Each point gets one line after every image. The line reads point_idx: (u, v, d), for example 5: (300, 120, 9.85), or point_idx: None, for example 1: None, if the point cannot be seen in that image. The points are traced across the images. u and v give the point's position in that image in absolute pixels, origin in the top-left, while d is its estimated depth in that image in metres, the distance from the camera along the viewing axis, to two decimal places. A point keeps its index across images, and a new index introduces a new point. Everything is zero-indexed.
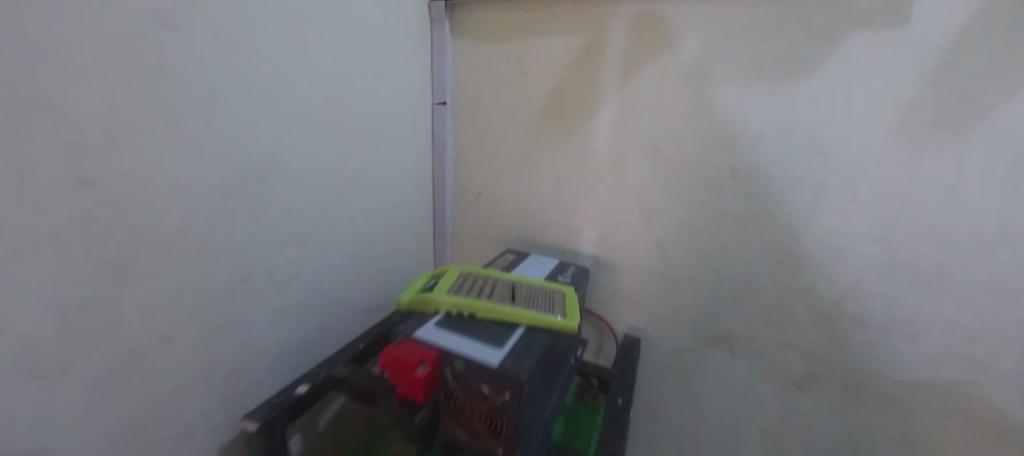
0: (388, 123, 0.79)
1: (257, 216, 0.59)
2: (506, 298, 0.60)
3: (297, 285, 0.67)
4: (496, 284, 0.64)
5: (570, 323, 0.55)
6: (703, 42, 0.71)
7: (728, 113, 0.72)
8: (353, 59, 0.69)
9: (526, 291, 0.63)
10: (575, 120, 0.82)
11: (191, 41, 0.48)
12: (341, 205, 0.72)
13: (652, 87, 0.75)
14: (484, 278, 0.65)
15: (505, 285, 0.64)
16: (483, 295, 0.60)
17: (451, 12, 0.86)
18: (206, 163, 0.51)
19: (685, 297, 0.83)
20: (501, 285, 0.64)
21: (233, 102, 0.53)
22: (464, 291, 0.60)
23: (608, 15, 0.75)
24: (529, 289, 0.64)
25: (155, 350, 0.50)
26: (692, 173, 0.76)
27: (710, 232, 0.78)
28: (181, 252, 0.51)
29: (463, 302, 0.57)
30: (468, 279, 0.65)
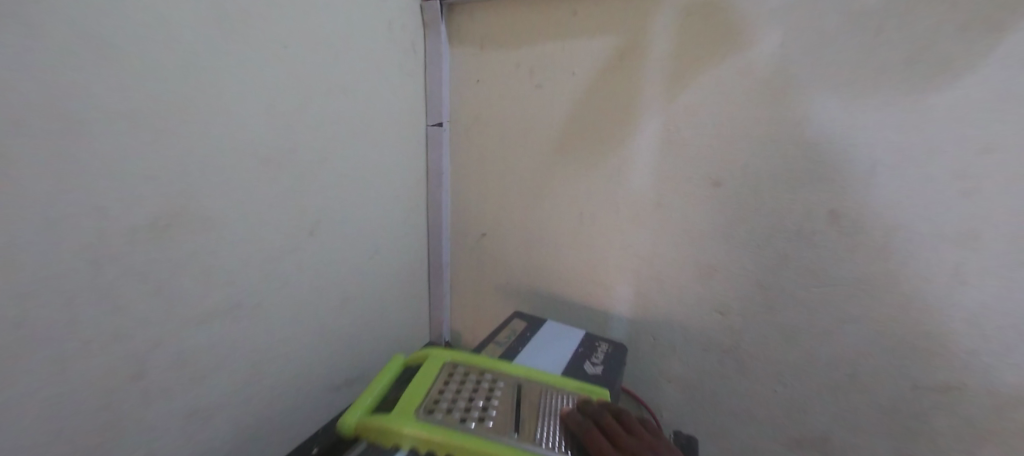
0: (365, 151, 0.62)
1: (160, 287, 0.42)
2: (510, 421, 0.43)
3: (227, 372, 0.49)
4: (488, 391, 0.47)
5: None
6: (786, 39, 0.51)
7: (822, 136, 0.51)
8: (313, 72, 0.53)
9: (536, 402, 0.47)
10: (604, 146, 0.63)
11: (31, 40, 0.32)
12: (296, 260, 0.55)
13: (711, 102, 0.56)
14: (477, 380, 0.49)
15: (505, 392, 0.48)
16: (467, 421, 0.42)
17: (449, 14, 0.70)
18: (63, 220, 0.35)
19: (755, 382, 0.61)
20: (503, 390, 0.48)
21: (115, 130, 0.37)
22: (445, 406, 0.44)
23: (650, 8, 0.57)
24: (533, 401, 0.46)
25: None
26: (767, 217, 0.56)
27: (795, 297, 0.56)
28: (22, 354, 0.34)
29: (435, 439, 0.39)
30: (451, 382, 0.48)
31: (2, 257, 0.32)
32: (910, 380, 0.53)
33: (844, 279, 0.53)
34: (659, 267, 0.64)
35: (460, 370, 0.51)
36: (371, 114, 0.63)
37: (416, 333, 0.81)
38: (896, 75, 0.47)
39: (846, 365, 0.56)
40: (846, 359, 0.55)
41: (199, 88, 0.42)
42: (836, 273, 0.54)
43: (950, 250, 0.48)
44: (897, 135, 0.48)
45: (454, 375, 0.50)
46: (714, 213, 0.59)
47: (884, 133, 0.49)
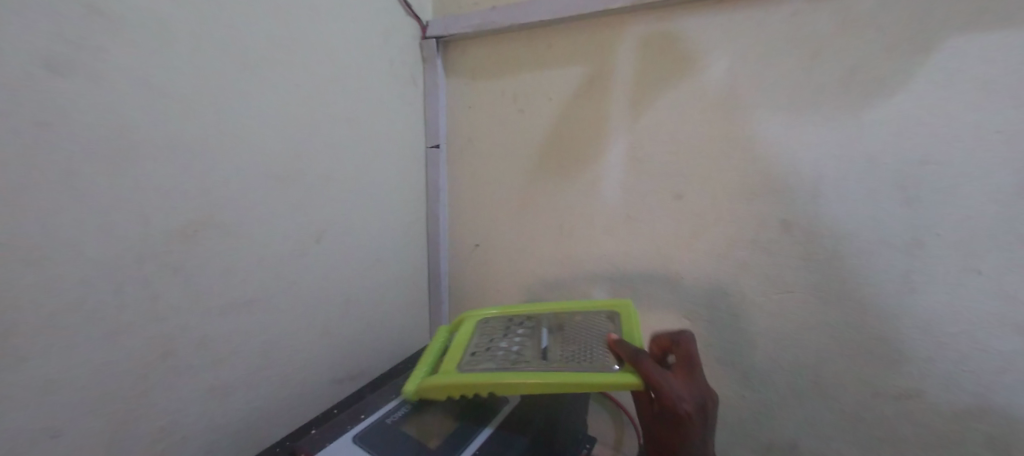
0: (370, 169, 0.71)
1: (191, 281, 0.50)
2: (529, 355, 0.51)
3: (243, 356, 0.56)
4: (524, 330, 0.57)
5: (627, 377, 0.45)
6: (733, 63, 0.56)
7: (769, 151, 0.55)
8: (323, 102, 0.62)
9: (568, 327, 0.57)
10: (579, 162, 0.69)
11: (101, 87, 0.40)
12: (303, 261, 0.62)
13: (670, 121, 0.61)
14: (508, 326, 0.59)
15: (542, 329, 0.57)
16: (499, 361, 0.50)
17: (443, 49, 0.79)
18: (116, 223, 0.43)
19: (725, 387, 0.63)
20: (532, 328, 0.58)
21: (160, 157, 0.45)
22: (479, 355, 0.53)
23: (613, 39, 0.63)
24: (572, 322, 0.58)
25: (35, 448, 0.40)
26: (727, 227, 0.59)
27: (757, 303, 0.59)
28: (86, 326, 0.42)
29: (468, 383, 0.48)
30: (489, 332, 0.59)
31: (74, 247, 0.40)
32: (872, 387, 0.54)
33: (801, 285, 0.56)
34: (631, 274, 0.68)
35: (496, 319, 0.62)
36: (374, 136, 0.71)
37: (414, 337, 0.87)
38: (833, 94, 0.51)
39: (812, 371, 0.57)
40: (811, 365, 0.57)
41: (228, 114, 0.51)
42: (793, 280, 0.56)
43: (899, 257, 0.50)
44: (839, 149, 0.51)
45: (491, 324, 0.61)
46: (678, 224, 0.63)
47: (828, 146, 0.52)
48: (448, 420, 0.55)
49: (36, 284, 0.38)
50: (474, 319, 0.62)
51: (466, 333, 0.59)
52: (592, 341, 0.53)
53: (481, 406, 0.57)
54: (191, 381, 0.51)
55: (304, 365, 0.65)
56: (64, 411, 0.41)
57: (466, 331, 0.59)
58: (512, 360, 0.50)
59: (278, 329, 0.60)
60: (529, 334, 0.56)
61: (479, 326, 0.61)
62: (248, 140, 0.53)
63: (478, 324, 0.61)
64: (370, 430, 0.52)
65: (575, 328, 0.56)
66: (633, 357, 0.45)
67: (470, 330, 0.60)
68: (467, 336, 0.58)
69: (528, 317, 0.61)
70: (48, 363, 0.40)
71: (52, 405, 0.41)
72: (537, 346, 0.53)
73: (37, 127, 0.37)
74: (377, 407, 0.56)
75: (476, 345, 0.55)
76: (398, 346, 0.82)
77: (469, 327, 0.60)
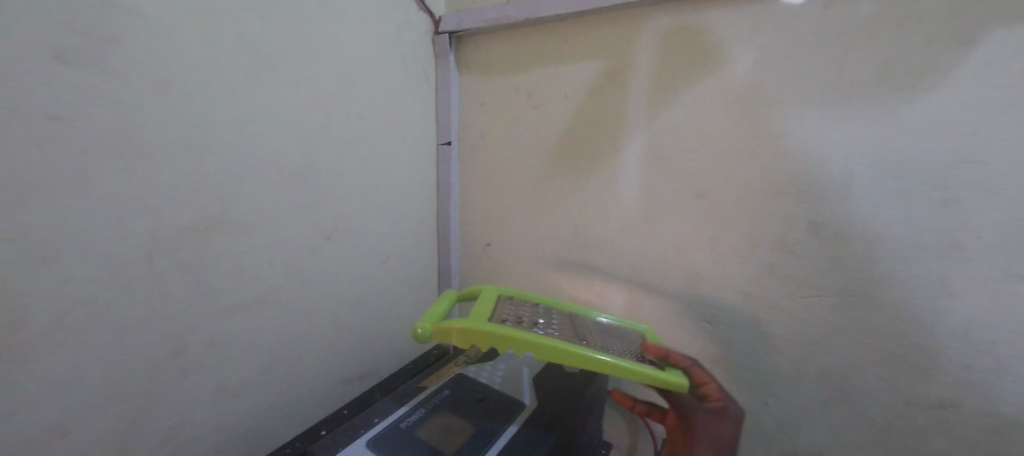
0: (382, 166, 0.70)
1: (202, 280, 0.49)
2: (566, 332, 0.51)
3: (253, 356, 0.55)
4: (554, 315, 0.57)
5: (667, 377, 0.46)
6: (759, 58, 0.54)
7: (796, 149, 0.53)
8: (336, 97, 0.61)
9: (599, 328, 0.57)
10: (595, 160, 0.67)
11: (111, 81, 0.40)
12: (314, 260, 0.61)
13: (692, 118, 0.59)
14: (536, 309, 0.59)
15: (564, 319, 0.57)
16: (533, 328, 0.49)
17: (456, 45, 0.78)
18: (127, 220, 0.42)
19: (745, 392, 0.61)
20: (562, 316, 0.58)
21: (172, 152, 0.44)
22: (513, 319, 0.51)
23: (632, 34, 0.61)
24: (600, 326, 0.58)
25: (43, 447, 0.39)
26: (750, 228, 0.57)
27: (782, 307, 0.57)
28: (95, 324, 0.41)
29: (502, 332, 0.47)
30: (514, 306, 0.58)
31: (83, 244, 0.39)
32: (903, 396, 0.51)
33: (829, 289, 0.54)
34: (649, 275, 0.66)
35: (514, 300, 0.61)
36: (386, 133, 0.70)
37: None
38: (866, 89, 0.49)
39: (838, 378, 0.55)
40: (838, 372, 0.55)
41: (240, 110, 0.50)
42: (820, 283, 0.54)
43: (935, 261, 0.48)
44: (872, 147, 0.49)
45: (511, 302, 0.59)
46: (698, 224, 0.61)
47: (860, 144, 0.49)
48: (463, 426, 0.53)
49: (46, 282, 0.38)
50: (493, 292, 0.61)
51: (489, 299, 0.57)
52: (621, 344, 0.53)
53: (498, 414, 0.55)
54: (202, 381, 0.50)
55: (315, 365, 0.64)
56: (73, 410, 0.41)
57: (489, 298, 0.58)
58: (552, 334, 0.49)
59: (289, 328, 0.59)
60: (554, 318, 0.56)
61: (501, 300, 0.59)
62: (259, 136, 0.52)
63: (499, 298, 0.59)
64: (385, 433, 0.51)
65: (597, 330, 0.56)
66: (687, 365, 0.50)
67: (493, 299, 0.58)
68: (493, 304, 0.56)
69: (546, 306, 0.61)
70: (58, 362, 0.39)
71: (63, 404, 0.40)
72: (569, 330, 0.52)
73: (44, 121, 0.36)
74: (392, 410, 0.55)
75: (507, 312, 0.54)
76: (409, 346, 0.81)
77: (492, 296, 0.59)
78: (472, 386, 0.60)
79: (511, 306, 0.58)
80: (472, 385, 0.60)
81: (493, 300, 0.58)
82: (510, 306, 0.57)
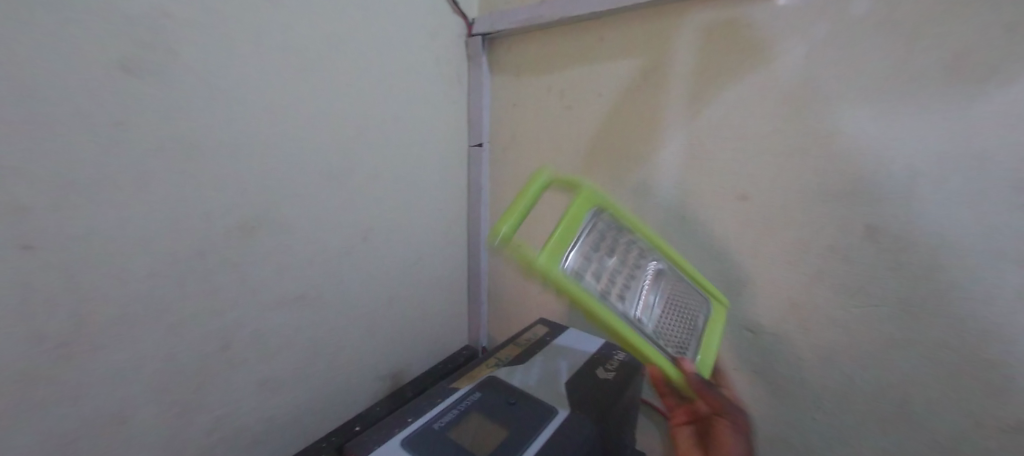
0: (416, 168, 0.71)
1: (246, 278, 0.51)
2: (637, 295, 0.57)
3: (293, 352, 0.57)
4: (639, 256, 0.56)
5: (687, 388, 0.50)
6: (810, 52, 0.50)
7: (851, 148, 0.49)
8: (373, 100, 0.62)
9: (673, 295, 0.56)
10: (630, 161, 0.66)
11: (168, 88, 0.42)
12: (350, 260, 0.63)
13: (735, 116, 0.56)
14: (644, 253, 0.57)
15: (646, 274, 0.54)
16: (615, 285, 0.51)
17: (488, 46, 0.78)
18: (180, 220, 0.44)
19: (790, 404, 0.58)
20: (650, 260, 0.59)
21: (220, 156, 0.46)
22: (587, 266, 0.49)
23: (671, 30, 0.59)
24: (674, 290, 0.56)
25: (105, 432, 0.42)
26: (798, 231, 0.54)
27: (833, 316, 0.53)
28: (151, 318, 0.44)
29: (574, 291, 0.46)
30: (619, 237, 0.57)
31: (141, 243, 0.42)
32: (973, 418, 0.47)
33: (886, 298, 0.50)
34: None
35: (603, 230, 0.54)
36: (420, 135, 0.71)
37: (455, 336, 0.86)
38: (933, 82, 0.44)
39: (896, 395, 0.51)
40: (896, 388, 0.51)
41: (283, 115, 0.51)
42: (876, 292, 0.50)
43: (1013, 271, 0.43)
44: (939, 145, 0.45)
45: (597, 234, 0.53)
46: (741, 227, 0.58)
47: (925, 142, 0.45)
48: (497, 430, 0.53)
49: (109, 277, 0.40)
50: (587, 207, 0.54)
51: (580, 216, 0.53)
52: (675, 334, 0.53)
53: (530, 417, 0.54)
54: (246, 373, 0.53)
55: (350, 361, 0.65)
56: (131, 399, 0.43)
57: (583, 218, 0.53)
58: (614, 298, 0.48)
59: (326, 325, 0.61)
60: (636, 274, 0.54)
61: (586, 228, 0.52)
62: (299, 139, 0.54)
63: (584, 226, 0.52)
64: (418, 435, 0.51)
65: (669, 302, 0.54)
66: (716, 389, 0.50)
67: (577, 230, 0.51)
68: (579, 231, 0.51)
69: (638, 251, 0.56)
70: (119, 351, 0.42)
71: (122, 391, 0.43)
72: (637, 293, 0.52)
73: (108, 127, 0.38)
74: (424, 410, 0.55)
75: (584, 245, 0.51)
76: (440, 346, 0.82)
77: (580, 220, 0.53)
78: (505, 388, 0.59)
79: (584, 250, 0.50)
80: (505, 388, 0.59)
81: (580, 228, 0.52)
82: (587, 247, 0.51)
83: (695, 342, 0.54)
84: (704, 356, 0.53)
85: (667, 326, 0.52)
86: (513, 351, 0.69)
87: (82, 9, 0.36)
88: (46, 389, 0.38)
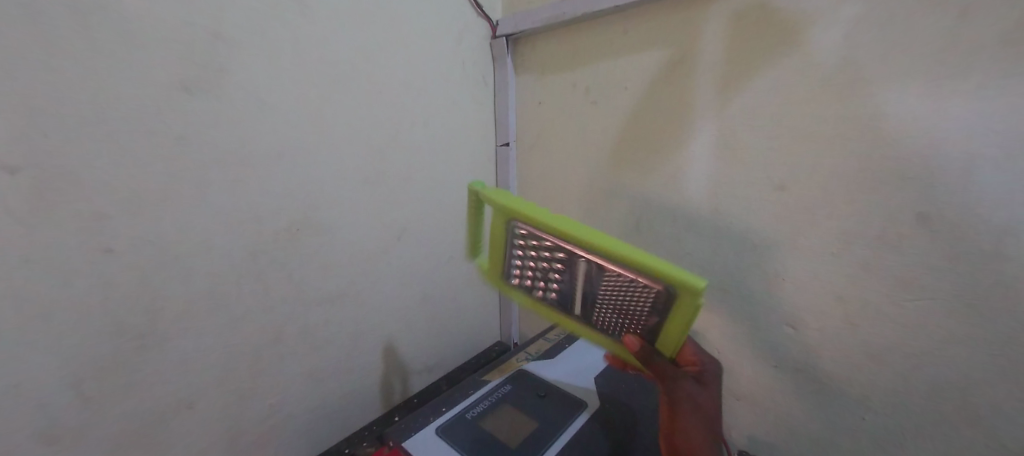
0: (446, 169, 0.73)
1: (292, 277, 0.55)
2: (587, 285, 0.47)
3: (336, 346, 0.61)
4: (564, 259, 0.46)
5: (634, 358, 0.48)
6: (849, 32, 0.48)
7: (897, 132, 0.46)
8: (404, 106, 0.64)
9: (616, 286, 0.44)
10: (658, 154, 0.65)
11: (221, 103, 0.46)
12: (386, 260, 0.66)
13: (768, 103, 0.54)
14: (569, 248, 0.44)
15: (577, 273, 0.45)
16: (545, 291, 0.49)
17: (513, 47, 0.79)
18: (235, 224, 0.48)
19: (837, 404, 0.55)
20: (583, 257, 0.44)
21: (266, 164, 0.50)
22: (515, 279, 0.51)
23: (697, 19, 0.58)
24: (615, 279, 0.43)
25: (176, 415, 0.47)
26: (841, 222, 0.51)
27: (881, 311, 0.50)
28: (213, 313, 0.48)
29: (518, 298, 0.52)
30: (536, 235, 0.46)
31: (203, 244, 0.46)
32: None
33: (943, 291, 0.46)
34: (719, 275, 0.62)
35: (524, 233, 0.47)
36: (449, 137, 0.73)
37: (488, 333, 0.88)
38: (989, 57, 0.41)
39: (956, 394, 0.47)
40: (956, 387, 0.47)
41: (322, 124, 0.55)
42: (932, 285, 0.47)
43: None
44: (998, 125, 0.41)
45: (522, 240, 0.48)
46: (778, 219, 0.56)
47: (985, 122, 0.42)
48: (527, 423, 0.54)
49: (177, 276, 0.45)
50: (501, 220, 0.47)
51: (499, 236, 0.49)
52: (636, 304, 0.44)
53: (561, 410, 0.55)
54: (294, 366, 0.57)
55: (388, 355, 0.69)
56: (198, 386, 0.48)
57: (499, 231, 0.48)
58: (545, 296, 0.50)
59: (365, 322, 0.64)
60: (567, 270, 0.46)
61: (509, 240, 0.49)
62: (337, 146, 0.57)
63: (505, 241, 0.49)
64: (451, 422, 0.53)
65: (622, 280, 0.43)
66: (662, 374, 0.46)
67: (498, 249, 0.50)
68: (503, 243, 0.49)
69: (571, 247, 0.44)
70: (185, 343, 0.46)
71: (190, 379, 0.47)
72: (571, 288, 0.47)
73: (171, 140, 0.42)
74: (457, 400, 0.57)
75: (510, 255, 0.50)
76: (472, 342, 0.84)
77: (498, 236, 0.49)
78: (534, 382, 0.60)
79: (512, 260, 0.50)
80: (534, 382, 0.60)
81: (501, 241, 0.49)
82: (516, 256, 0.50)
83: (660, 312, 0.43)
84: (668, 322, 0.43)
85: (616, 311, 0.46)
86: (542, 347, 0.70)
87: (150, 37, 0.40)
88: (129, 375, 0.43)
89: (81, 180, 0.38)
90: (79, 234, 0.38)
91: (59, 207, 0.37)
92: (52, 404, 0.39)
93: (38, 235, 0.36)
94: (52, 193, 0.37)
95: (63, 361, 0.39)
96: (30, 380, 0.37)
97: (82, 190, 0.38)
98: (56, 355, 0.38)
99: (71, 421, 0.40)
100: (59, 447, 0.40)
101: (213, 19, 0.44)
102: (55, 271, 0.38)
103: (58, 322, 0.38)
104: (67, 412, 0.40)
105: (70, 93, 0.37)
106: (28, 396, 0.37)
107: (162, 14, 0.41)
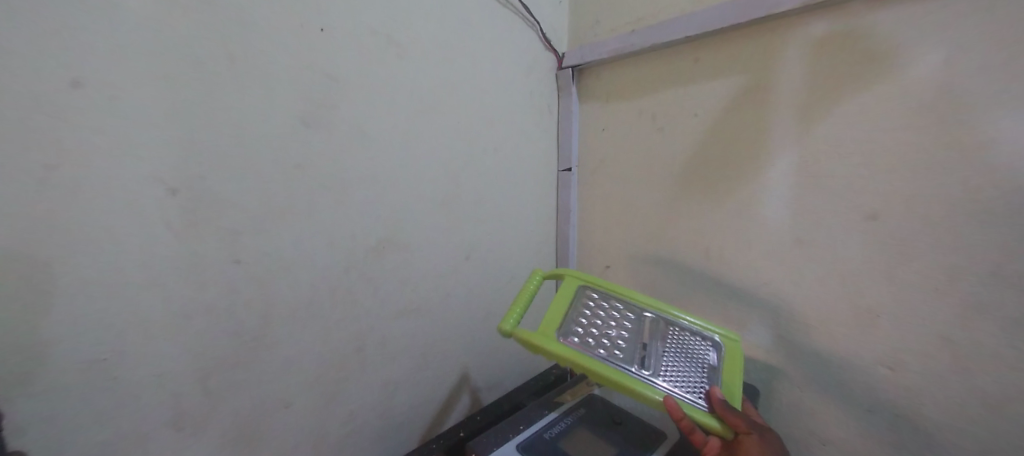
0: (513, 192, 0.76)
1: (374, 291, 0.59)
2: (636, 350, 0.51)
3: (408, 358, 0.64)
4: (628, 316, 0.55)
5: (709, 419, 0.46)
6: (950, 57, 0.45)
7: (1014, 159, 0.42)
8: (478, 134, 0.69)
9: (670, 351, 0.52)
10: (731, 180, 0.64)
11: (328, 136, 0.52)
12: (455, 277, 0.69)
13: (856, 131, 0.52)
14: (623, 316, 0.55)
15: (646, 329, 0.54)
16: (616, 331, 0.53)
17: (578, 78, 0.82)
18: (333, 241, 0.54)
19: None
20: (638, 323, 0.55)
21: (358, 187, 0.55)
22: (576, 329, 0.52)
23: (775, 48, 0.57)
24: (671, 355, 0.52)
25: (275, 412, 0.52)
26: (946, 255, 0.47)
27: (998, 356, 0.45)
28: (309, 321, 0.53)
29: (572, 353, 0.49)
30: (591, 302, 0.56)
31: (305, 259, 0.52)
32: None
33: None
34: (799, 306, 0.59)
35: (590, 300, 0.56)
36: (518, 162, 0.76)
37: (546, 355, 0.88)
38: None
39: None
40: None
41: (409, 151, 0.60)
42: None
43: None
44: None
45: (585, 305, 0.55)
46: (868, 250, 0.52)
47: None
48: (605, 448, 0.54)
49: (285, 286, 0.50)
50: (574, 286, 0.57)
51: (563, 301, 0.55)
52: (694, 371, 0.51)
53: (639, 439, 0.55)
54: (373, 374, 0.61)
55: (454, 370, 0.71)
56: (294, 386, 0.53)
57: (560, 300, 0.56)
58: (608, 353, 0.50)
59: (435, 337, 0.67)
60: (636, 325, 0.54)
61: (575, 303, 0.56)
62: (418, 171, 0.62)
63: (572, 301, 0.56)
64: (530, 440, 0.54)
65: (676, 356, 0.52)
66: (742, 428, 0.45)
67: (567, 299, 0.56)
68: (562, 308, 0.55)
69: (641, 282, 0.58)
70: (287, 348, 0.52)
71: (287, 381, 0.52)
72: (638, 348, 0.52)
73: (289, 168, 0.49)
74: (535, 418, 0.58)
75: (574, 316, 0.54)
76: (530, 362, 0.85)
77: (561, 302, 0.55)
78: (609, 407, 0.60)
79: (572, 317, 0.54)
80: (609, 407, 0.60)
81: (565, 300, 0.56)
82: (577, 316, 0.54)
83: (719, 375, 0.51)
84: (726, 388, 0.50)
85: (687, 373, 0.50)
86: None
87: (279, 81, 0.47)
88: (243, 373, 0.48)
89: (220, 201, 0.44)
90: (216, 247, 0.45)
91: (205, 225, 0.44)
92: (184, 394, 0.45)
93: (186, 247, 0.43)
94: (200, 212, 0.43)
95: (196, 357, 0.45)
96: (170, 374, 0.43)
97: (221, 209, 0.44)
98: (190, 352, 0.44)
99: (195, 412, 0.46)
100: (187, 433, 0.45)
101: (326, 64, 0.51)
102: (195, 278, 0.44)
103: (192, 324, 0.44)
104: (195, 403, 0.46)
105: (219, 129, 0.44)
106: (167, 387, 0.43)
107: (289, 62, 0.48)
